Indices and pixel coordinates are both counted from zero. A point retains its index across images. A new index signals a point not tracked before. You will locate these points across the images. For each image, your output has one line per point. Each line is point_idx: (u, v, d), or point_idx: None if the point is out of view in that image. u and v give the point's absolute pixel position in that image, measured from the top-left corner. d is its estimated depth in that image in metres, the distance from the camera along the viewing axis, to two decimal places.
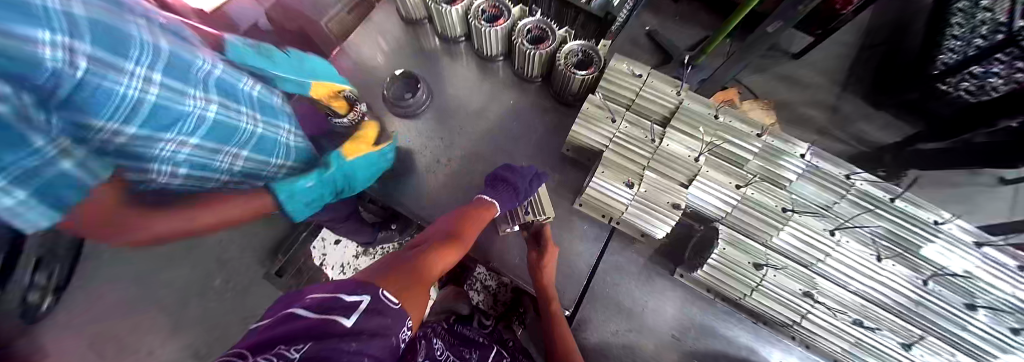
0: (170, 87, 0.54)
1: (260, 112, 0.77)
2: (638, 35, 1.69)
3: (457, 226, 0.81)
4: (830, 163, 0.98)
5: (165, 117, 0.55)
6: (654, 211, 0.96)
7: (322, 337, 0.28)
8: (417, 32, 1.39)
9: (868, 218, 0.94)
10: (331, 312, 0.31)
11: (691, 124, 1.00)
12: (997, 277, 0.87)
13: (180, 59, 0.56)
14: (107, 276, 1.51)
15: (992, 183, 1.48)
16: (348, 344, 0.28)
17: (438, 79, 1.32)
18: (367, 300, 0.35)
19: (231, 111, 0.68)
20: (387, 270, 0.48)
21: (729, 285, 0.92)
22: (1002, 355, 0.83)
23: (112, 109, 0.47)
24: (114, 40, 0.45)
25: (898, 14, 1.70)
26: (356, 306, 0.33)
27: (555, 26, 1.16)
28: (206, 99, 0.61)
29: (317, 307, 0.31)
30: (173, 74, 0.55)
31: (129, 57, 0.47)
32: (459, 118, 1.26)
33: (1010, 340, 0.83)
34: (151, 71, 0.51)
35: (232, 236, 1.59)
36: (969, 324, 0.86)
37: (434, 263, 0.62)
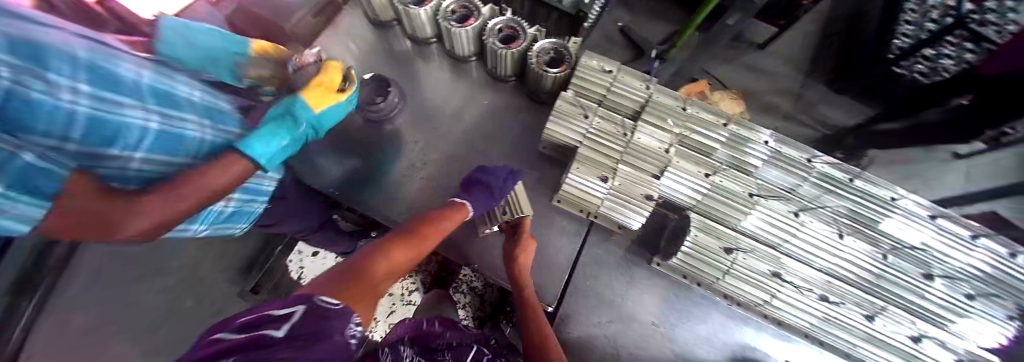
0: (100, 97, 0.51)
1: (206, 116, 0.73)
2: (611, 31, 1.71)
3: (416, 223, 0.85)
4: (793, 148, 1.02)
5: (104, 128, 0.53)
6: (629, 203, 0.98)
7: (248, 351, 0.33)
8: (387, 35, 1.37)
9: (830, 199, 0.99)
10: (260, 329, 0.37)
11: (661, 117, 1.03)
12: (950, 246, 0.94)
13: (105, 68, 0.52)
14: (66, 304, 1.44)
15: (947, 159, 1.57)
16: (279, 350, 0.34)
17: (410, 82, 1.31)
18: (299, 311, 0.41)
19: (172, 120, 0.64)
20: (327, 282, 0.53)
21: (702, 270, 0.95)
22: (958, 319, 0.91)
23: (42, 126, 0.45)
24: (33, 53, 0.42)
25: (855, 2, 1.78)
26: (288, 318, 0.39)
27: (525, 24, 1.17)
28: (145, 109, 0.59)
29: (244, 329, 0.37)
30: (99, 83, 0.51)
31: (50, 69, 0.44)
32: (434, 120, 1.25)
33: (966, 305, 0.91)
34: (77, 82, 0.47)
35: (204, 254, 1.55)
36: (925, 292, 0.92)
37: (382, 263, 0.67)
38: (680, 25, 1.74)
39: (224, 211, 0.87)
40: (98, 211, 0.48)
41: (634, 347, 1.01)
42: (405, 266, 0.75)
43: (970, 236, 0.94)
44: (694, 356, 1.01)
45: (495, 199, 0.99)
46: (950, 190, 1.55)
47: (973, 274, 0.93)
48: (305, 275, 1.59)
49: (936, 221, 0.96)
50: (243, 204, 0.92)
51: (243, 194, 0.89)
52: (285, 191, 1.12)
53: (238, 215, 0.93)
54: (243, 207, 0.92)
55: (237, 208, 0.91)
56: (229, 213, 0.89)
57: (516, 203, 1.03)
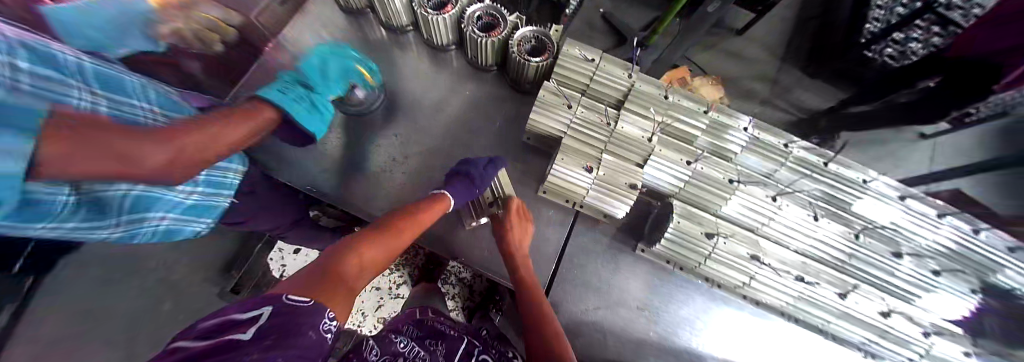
0: (44, 77, 0.46)
1: (155, 103, 0.70)
2: (593, 18, 1.69)
3: (389, 218, 0.83)
4: (770, 133, 1.04)
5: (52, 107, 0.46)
6: (613, 192, 0.98)
7: (214, 357, 0.32)
8: (361, 23, 1.31)
9: (805, 183, 1.02)
10: (226, 334, 0.35)
11: (643, 105, 1.03)
12: (913, 224, 1.00)
13: (37, 47, 0.47)
14: None
15: (914, 138, 1.65)
16: (249, 352, 0.34)
17: (388, 73, 1.26)
18: (267, 312, 0.40)
19: (121, 106, 0.61)
20: (299, 284, 0.51)
21: (684, 255, 0.97)
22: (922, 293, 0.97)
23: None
24: None
25: None
26: (255, 321, 0.38)
27: (506, 11, 1.13)
28: (90, 93, 0.54)
29: (207, 336, 0.35)
30: (37, 62, 0.45)
31: None
32: (415, 113, 1.21)
33: (929, 279, 0.97)
34: (16, 59, 0.42)
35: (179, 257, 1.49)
36: (894, 269, 0.97)
37: (351, 259, 0.65)
38: (661, 11, 1.73)
39: (183, 206, 0.83)
40: (99, 142, 0.41)
41: (620, 332, 1.03)
42: (378, 264, 0.74)
43: (938, 215, 1.01)
44: (678, 336, 1.04)
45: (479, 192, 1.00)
46: (914, 168, 1.63)
47: (940, 251, 1.00)
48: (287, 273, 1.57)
49: (904, 202, 1.01)
50: (204, 197, 0.88)
51: (205, 189, 0.86)
52: (252, 183, 1.07)
53: (196, 210, 0.88)
54: (205, 200, 0.88)
55: (197, 203, 0.87)
56: (188, 209, 0.86)
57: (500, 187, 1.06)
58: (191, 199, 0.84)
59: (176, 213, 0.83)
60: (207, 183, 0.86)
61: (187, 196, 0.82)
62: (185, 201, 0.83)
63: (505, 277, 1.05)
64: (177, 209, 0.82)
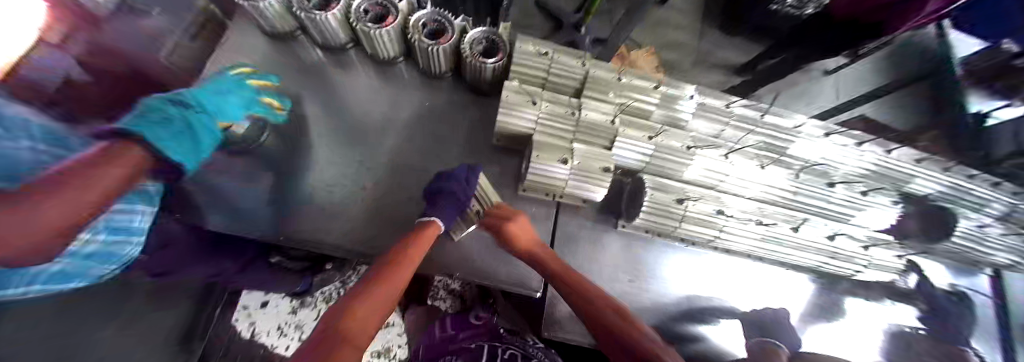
0: None
1: None
2: (528, 8, 1.77)
3: (386, 256, 0.82)
4: (713, 97, 1.15)
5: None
6: (591, 177, 1.02)
7: None
8: (292, 46, 1.20)
9: (749, 138, 1.14)
10: None
11: (600, 90, 1.10)
12: (840, 157, 1.17)
13: None
14: None
15: (820, 76, 1.95)
16: None
17: (336, 96, 1.18)
18: None
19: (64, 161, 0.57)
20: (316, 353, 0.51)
21: (662, 222, 1.04)
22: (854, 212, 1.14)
23: None
24: None
25: None
26: None
27: (450, 16, 1.11)
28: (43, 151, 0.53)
29: None
30: None
31: None
32: (374, 134, 1.16)
33: (858, 199, 1.15)
34: None
35: None
36: (833, 196, 1.12)
37: (360, 308, 0.65)
38: None
39: (81, 253, 0.61)
40: None
41: None
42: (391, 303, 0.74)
43: (857, 144, 1.18)
44: (669, 297, 1.13)
45: (461, 206, 0.97)
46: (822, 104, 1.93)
47: (863, 173, 1.19)
48: (259, 330, 1.45)
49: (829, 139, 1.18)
50: (106, 246, 0.66)
51: (107, 236, 0.66)
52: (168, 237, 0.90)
53: (97, 258, 0.66)
54: (112, 240, 0.67)
55: (104, 246, 0.66)
56: (91, 258, 0.64)
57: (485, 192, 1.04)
58: (93, 243, 0.63)
59: (74, 262, 0.61)
60: (110, 226, 0.65)
61: (86, 242, 0.61)
62: (87, 247, 0.62)
63: (503, 282, 1.06)
64: (76, 256, 0.61)
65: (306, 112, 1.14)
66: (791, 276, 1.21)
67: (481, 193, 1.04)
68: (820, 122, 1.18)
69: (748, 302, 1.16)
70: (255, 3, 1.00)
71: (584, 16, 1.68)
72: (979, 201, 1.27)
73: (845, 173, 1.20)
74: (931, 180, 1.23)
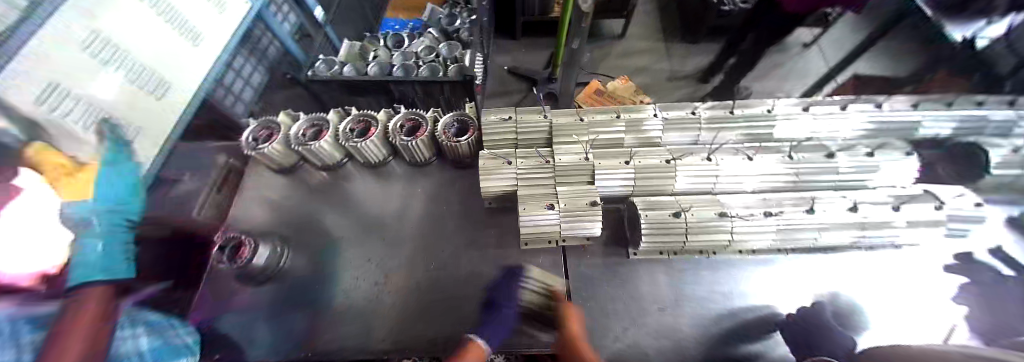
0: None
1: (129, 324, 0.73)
2: (503, 76, 2.06)
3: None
4: (675, 108, 1.21)
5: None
6: (582, 214, 1.03)
7: None
8: (298, 174, 1.38)
9: (724, 135, 1.16)
10: None
11: (568, 135, 1.19)
12: (828, 125, 1.14)
13: None
14: None
15: (782, 50, 2.15)
16: None
17: (340, 205, 1.30)
18: None
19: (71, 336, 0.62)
20: None
21: (667, 241, 1.00)
22: (865, 176, 1.08)
23: None
24: None
25: None
26: None
27: (423, 113, 1.29)
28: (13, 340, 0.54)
29: None
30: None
31: None
32: (376, 229, 1.23)
33: (869, 160, 1.07)
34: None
35: None
36: (839, 165, 1.07)
37: None
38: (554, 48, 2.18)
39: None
40: None
41: (658, 342, 0.96)
42: None
43: (840, 108, 1.16)
44: (708, 315, 1.00)
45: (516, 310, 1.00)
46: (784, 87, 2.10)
47: (859, 135, 1.16)
48: None
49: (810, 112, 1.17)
50: None
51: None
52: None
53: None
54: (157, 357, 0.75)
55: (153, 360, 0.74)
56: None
57: (540, 280, 1.02)
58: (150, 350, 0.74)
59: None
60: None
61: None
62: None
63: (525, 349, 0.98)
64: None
65: (316, 226, 1.25)
66: (836, 260, 1.08)
67: (535, 285, 1.02)
68: (791, 101, 1.20)
69: (806, 297, 1.02)
70: (261, 151, 1.21)
71: (553, 70, 1.89)
72: (1011, 124, 1.14)
73: (840, 140, 1.16)
74: (941, 120, 1.13)
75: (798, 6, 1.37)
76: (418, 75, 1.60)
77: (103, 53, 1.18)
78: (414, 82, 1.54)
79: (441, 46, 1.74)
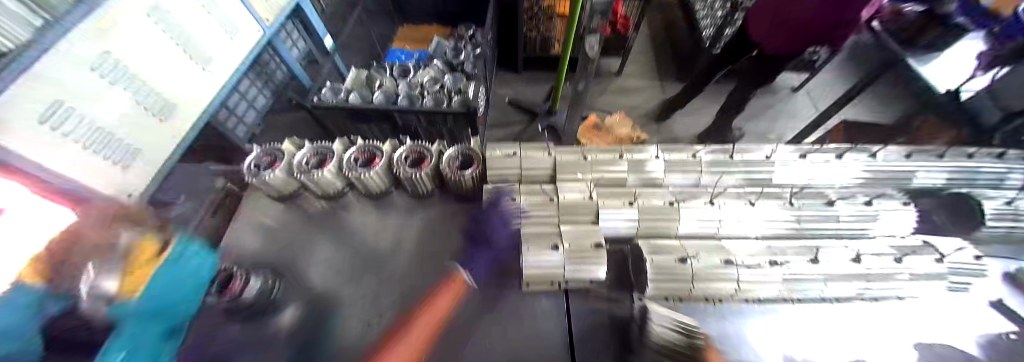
0: None
1: None
2: (505, 108, 2.16)
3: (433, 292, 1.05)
4: (676, 151, 1.25)
5: None
6: (585, 256, 0.99)
7: None
8: (298, 202, 1.35)
9: (725, 179, 1.18)
10: None
11: (572, 173, 1.21)
12: (825, 172, 1.17)
13: None
14: None
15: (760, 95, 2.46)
16: None
17: (338, 236, 1.26)
18: None
19: None
20: None
21: (673, 287, 0.97)
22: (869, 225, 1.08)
23: None
24: None
25: (663, 42, 2.83)
26: None
27: (428, 145, 1.32)
28: None
29: None
30: None
31: None
32: (374, 262, 1.19)
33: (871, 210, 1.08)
34: None
35: None
36: (839, 214, 1.08)
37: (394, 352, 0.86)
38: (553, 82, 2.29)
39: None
40: None
41: None
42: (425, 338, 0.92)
43: (835, 156, 1.20)
44: None
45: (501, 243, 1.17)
46: (770, 132, 2.23)
47: (854, 184, 1.19)
48: None
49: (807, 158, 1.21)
50: None
51: None
52: None
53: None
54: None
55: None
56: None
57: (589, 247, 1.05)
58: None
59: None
60: None
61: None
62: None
63: None
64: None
65: (308, 257, 1.20)
66: (847, 307, 1.05)
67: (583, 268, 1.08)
68: (790, 146, 1.24)
69: (814, 351, 0.96)
70: (262, 177, 1.22)
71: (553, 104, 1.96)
72: (999, 176, 1.18)
73: (837, 187, 1.19)
74: (931, 171, 1.18)
75: (774, 47, 1.58)
76: (423, 105, 1.64)
77: (109, 69, 1.35)
78: (418, 113, 1.56)
79: (445, 77, 1.79)
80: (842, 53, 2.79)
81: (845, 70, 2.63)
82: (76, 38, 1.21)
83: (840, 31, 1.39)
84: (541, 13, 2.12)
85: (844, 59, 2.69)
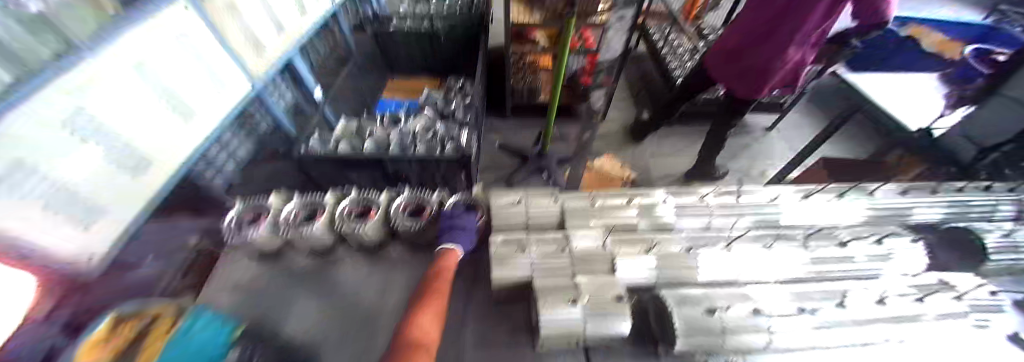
0: None
1: None
2: (497, 152, 2.18)
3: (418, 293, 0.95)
4: (680, 194, 1.27)
5: None
6: (609, 312, 0.91)
7: None
8: (278, 258, 1.19)
9: (733, 222, 1.19)
10: None
11: (582, 220, 1.18)
12: (824, 212, 1.21)
13: None
14: None
15: (740, 134, 2.63)
16: None
17: (321, 298, 1.09)
18: None
19: None
20: None
21: (706, 345, 0.87)
22: (882, 264, 1.07)
23: None
24: None
25: (642, 88, 3.07)
26: None
27: (429, 194, 1.28)
28: None
29: None
30: None
31: None
32: (366, 328, 1.03)
33: (879, 249, 1.10)
34: None
35: None
36: (853, 254, 1.08)
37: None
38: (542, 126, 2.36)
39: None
40: None
41: None
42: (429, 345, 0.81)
43: (829, 197, 1.26)
44: None
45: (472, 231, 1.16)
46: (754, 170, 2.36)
47: (856, 223, 1.22)
48: None
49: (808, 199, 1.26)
50: None
51: None
52: None
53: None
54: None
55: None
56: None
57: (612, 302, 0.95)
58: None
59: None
60: None
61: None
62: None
63: None
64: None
65: (280, 326, 1.02)
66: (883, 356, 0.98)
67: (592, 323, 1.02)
68: (793, 188, 1.29)
69: None
70: (245, 237, 1.13)
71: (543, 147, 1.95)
72: (986, 211, 1.24)
73: (841, 226, 1.21)
74: (923, 208, 1.23)
75: (740, 91, 1.74)
76: (415, 152, 1.54)
77: (79, 125, 0.96)
78: (410, 160, 1.45)
79: (437, 125, 1.70)
80: (805, 96, 3.08)
81: (808, 113, 2.91)
82: (54, 92, 0.86)
83: (779, 67, 1.55)
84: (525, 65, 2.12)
85: (805, 103, 2.98)
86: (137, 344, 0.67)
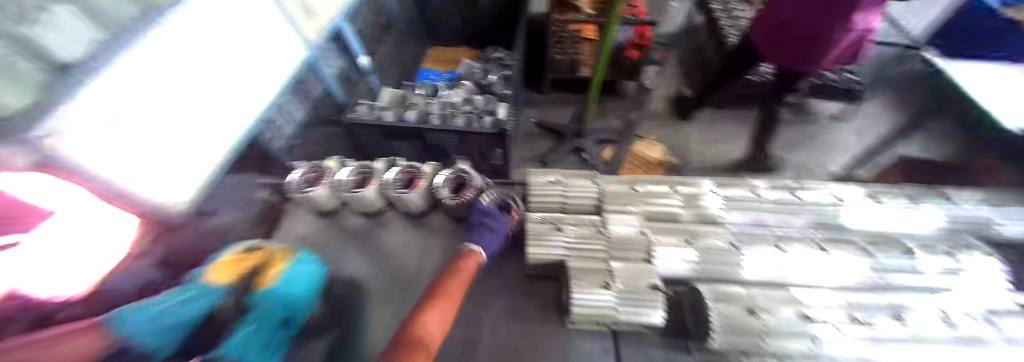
0: None
1: None
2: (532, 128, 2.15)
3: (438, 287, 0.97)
4: (733, 187, 1.19)
5: None
6: (643, 298, 0.92)
7: None
8: (334, 218, 1.31)
9: (786, 220, 1.11)
10: None
11: (622, 205, 1.14)
12: (898, 219, 1.09)
13: None
14: None
15: (801, 125, 2.37)
16: None
17: (372, 257, 1.21)
18: None
19: None
20: None
21: (741, 343, 0.86)
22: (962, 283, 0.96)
23: None
24: None
25: (694, 66, 2.80)
26: None
27: (472, 173, 1.30)
28: None
29: None
30: None
31: None
32: (411, 287, 1.14)
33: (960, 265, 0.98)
34: None
35: None
36: (924, 268, 0.98)
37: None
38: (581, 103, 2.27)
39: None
40: None
41: None
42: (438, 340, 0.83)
43: (910, 202, 1.12)
44: None
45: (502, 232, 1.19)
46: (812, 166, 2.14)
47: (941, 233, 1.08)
48: None
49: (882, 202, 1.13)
50: None
51: None
52: None
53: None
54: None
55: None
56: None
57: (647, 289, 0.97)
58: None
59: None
60: None
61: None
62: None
63: None
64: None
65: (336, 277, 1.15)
66: None
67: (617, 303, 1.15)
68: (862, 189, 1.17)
69: None
70: (307, 193, 1.20)
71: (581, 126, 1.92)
72: None
73: (918, 235, 1.08)
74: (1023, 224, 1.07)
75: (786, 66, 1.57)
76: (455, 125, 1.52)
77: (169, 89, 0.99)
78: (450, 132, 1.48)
79: (477, 98, 1.69)
80: (891, 83, 2.64)
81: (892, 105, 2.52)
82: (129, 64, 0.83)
83: (843, 32, 1.31)
84: (568, 37, 1.91)
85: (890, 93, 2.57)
86: (266, 269, 1.01)
